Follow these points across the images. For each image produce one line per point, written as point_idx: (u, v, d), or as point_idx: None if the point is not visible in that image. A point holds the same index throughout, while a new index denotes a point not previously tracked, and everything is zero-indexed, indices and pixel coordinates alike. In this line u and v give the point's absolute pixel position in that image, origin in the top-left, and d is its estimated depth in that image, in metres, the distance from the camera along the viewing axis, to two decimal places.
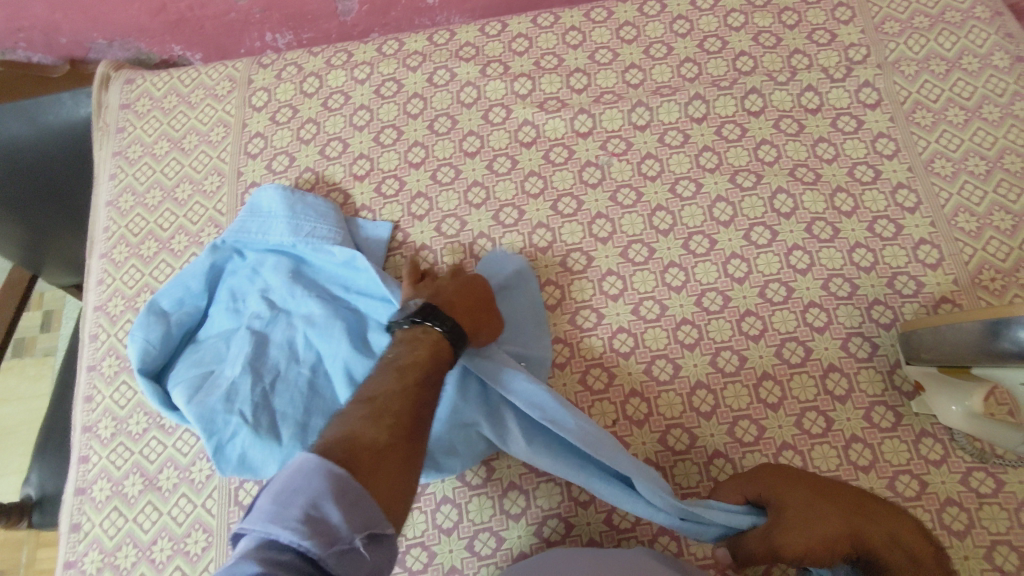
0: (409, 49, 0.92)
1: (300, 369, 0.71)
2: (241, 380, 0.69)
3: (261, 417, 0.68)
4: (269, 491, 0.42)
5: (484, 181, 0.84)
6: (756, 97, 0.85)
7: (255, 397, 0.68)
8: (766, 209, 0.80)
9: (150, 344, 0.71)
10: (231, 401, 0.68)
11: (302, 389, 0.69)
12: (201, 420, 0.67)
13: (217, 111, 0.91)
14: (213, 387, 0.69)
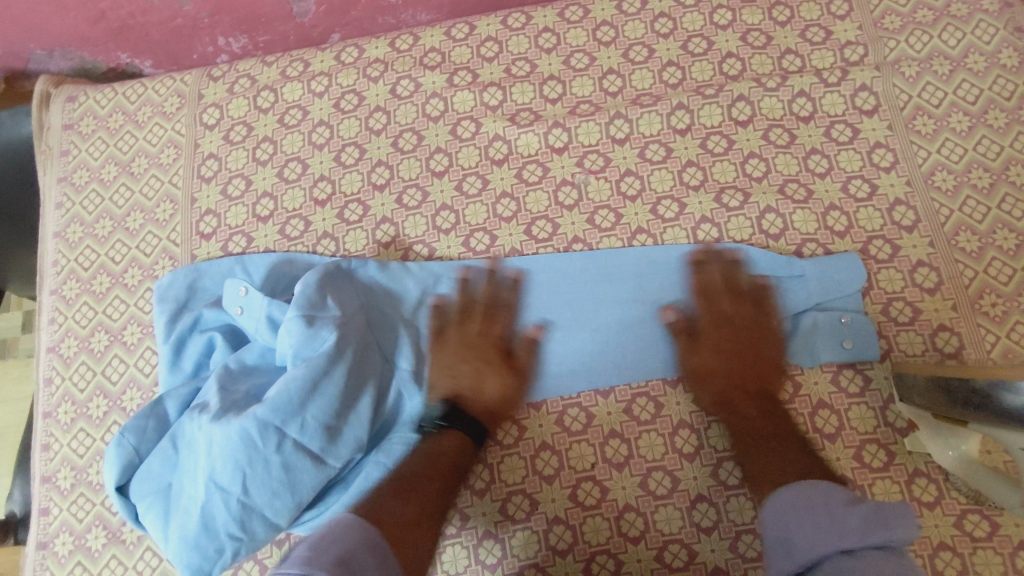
0: (370, 57, 0.85)
1: (271, 455, 0.61)
2: (210, 500, 0.60)
3: (252, 528, 0.61)
4: (309, 543, 0.49)
5: (453, 204, 0.79)
6: (744, 105, 0.79)
7: (234, 513, 0.60)
8: (754, 231, 0.75)
9: (134, 456, 0.66)
10: (209, 530, 0.60)
11: (282, 475, 0.61)
12: (192, 559, 0.60)
13: (167, 130, 0.85)
14: (183, 510, 0.61)
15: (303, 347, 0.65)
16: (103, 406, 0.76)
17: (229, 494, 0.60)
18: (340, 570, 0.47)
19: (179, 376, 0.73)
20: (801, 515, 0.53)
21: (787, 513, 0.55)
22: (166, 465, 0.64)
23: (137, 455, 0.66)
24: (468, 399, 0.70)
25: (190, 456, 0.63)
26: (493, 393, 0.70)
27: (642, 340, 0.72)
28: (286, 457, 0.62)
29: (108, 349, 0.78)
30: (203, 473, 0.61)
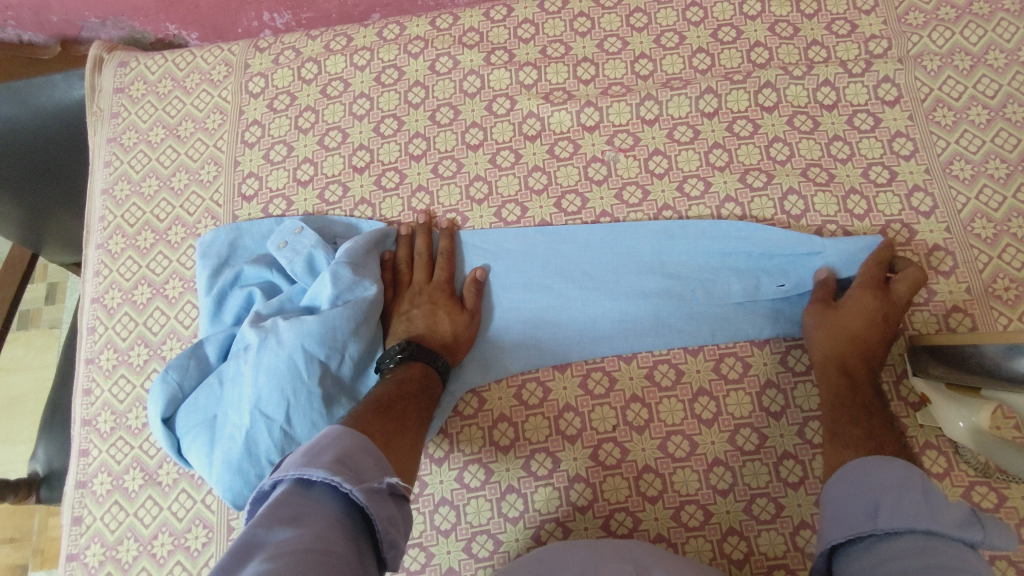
0: (411, 34, 0.89)
1: (313, 388, 0.66)
2: (254, 427, 0.65)
3: None
4: (300, 450, 0.47)
5: (486, 176, 0.82)
6: (770, 92, 0.82)
7: (276, 441, 0.64)
8: (776, 210, 0.78)
9: (177, 390, 0.69)
10: (252, 454, 0.64)
11: (321, 408, 0.66)
12: (235, 483, 0.64)
13: (213, 97, 0.88)
14: (228, 438, 0.65)
15: (344, 292, 0.70)
16: (144, 354, 0.79)
17: (273, 423, 0.65)
18: (341, 468, 0.45)
19: (220, 325, 0.76)
20: (894, 493, 0.54)
21: (870, 484, 0.57)
22: (211, 399, 0.69)
23: (180, 390, 0.70)
24: (427, 339, 0.72)
25: (234, 390, 0.67)
26: (447, 332, 0.72)
27: (660, 309, 0.74)
28: (325, 391, 0.67)
29: (151, 301, 0.81)
30: (248, 402, 0.65)
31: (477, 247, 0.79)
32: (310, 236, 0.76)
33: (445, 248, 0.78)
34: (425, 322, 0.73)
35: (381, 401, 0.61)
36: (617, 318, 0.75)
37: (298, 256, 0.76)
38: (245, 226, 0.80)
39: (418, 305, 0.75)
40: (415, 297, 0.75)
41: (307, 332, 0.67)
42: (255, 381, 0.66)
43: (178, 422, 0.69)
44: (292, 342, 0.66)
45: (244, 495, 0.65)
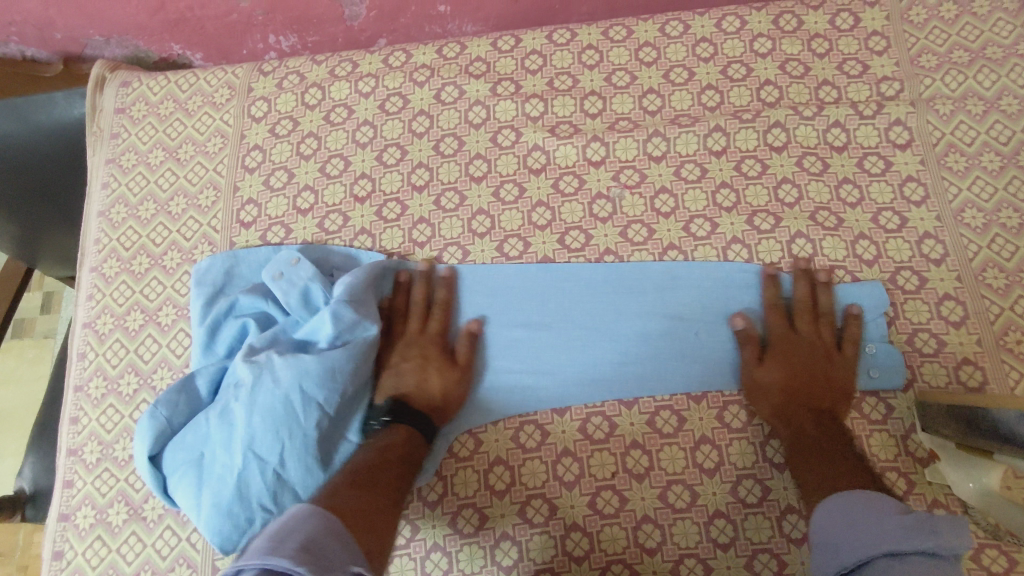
0: (417, 62, 0.88)
1: (309, 431, 0.64)
2: (247, 469, 0.63)
3: (282, 501, 0.64)
4: (266, 534, 0.46)
5: (489, 209, 0.81)
6: (780, 131, 0.81)
7: (269, 484, 0.63)
8: (783, 254, 0.76)
9: (166, 427, 0.67)
10: (243, 497, 0.63)
11: (315, 452, 0.65)
12: (223, 526, 0.63)
13: (215, 120, 0.87)
14: (217, 479, 0.64)
15: (343, 331, 0.69)
16: (133, 383, 0.77)
17: (265, 465, 0.63)
18: (305, 557, 0.43)
19: (213, 356, 0.74)
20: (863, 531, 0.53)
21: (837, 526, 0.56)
22: (200, 436, 0.67)
23: (169, 426, 0.67)
24: (414, 397, 0.70)
25: (225, 428, 0.66)
26: (438, 391, 0.71)
27: (662, 353, 0.73)
28: (321, 433, 0.65)
29: (143, 328, 0.79)
30: (241, 443, 0.64)
31: (470, 284, 0.77)
32: (307, 267, 0.75)
33: (443, 298, 0.76)
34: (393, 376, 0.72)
35: (362, 472, 0.60)
36: (618, 362, 0.73)
37: (293, 288, 0.74)
38: (242, 253, 0.79)
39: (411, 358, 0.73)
40: (407, 348, 0.74)
41: (304, 372, 0.65)
42: (248, 421, 0.64)
43: (165, 460, 0.66)
44: (290, 383, 0.65)
45: (232, 540, 0.63)
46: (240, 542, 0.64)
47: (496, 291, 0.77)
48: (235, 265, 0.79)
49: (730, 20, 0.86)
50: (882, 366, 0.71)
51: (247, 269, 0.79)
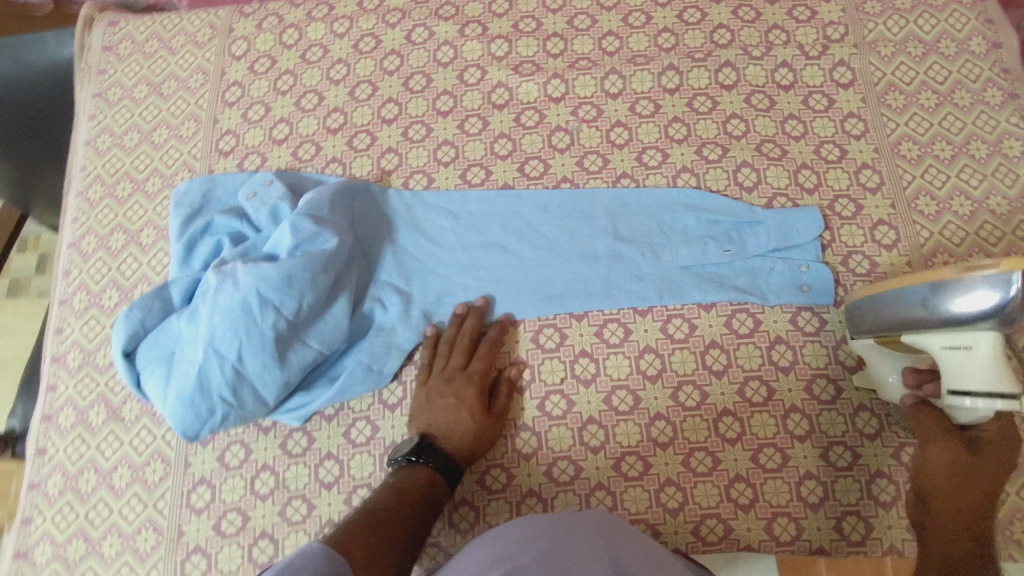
0: (390, 5, 0.92)
1: (266, 330, 0.68)
2: (207, 363, 0.67)
3: (242, 395, 0.68)
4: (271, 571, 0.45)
5: (454, 140, 0.85)
6: (730, 71, 0.85)
7: (228, 378, 0.67)
8: (729, 182, 0.81)
9: (140, 327, 0.71)
10: (204, 390, 0.67)
11: (272, 351, 0.68)
12: (186, 415, 0.67)
13: (197, 58, 0.92)
14: (181, 372, 0.67)
15: (304, 243, 0.72)
16: (114, 297, 0.82)
17: (225, 360, 0.67)
18: None
19: (188, 271, 0.78)
20: None
21: None
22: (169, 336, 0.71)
23: (143, 327, 0.71)
24: (447, 434, 0.70)
25: (189, 329, 0.69)
26: (469, 435, 0.70)
27: (610, 270, 0.78)
28: (278, 335, 0.69)
29: (125, 247, 0.84)
30: (203, 340, 0.68)
31: (432, 208, 0.82)
32: (278, 188, 0.79)
33: (494, 338, 0.75)
34: (452, 419, 0.70)
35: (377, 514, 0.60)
36: (569, 279, 0.78)
37: (264, 207, 0.78)
38: (219, 179, 0.84)
39: (446, 395, 0.72)
40: (443, 384, 0.73)
41: (263, 277, 0.69)
42: (211, 320, 0.68)
43: (138, 357, 0.71)
44: (248, 286, 0.68)
45: (194, 428, 0.67)
46: (203, 432, 0.68)
47: (457, 214, 0.82)
48: (212, 189, 0.83)
49: None
50: (814, 282, 0.76)
51: (222, 193, 0.83)
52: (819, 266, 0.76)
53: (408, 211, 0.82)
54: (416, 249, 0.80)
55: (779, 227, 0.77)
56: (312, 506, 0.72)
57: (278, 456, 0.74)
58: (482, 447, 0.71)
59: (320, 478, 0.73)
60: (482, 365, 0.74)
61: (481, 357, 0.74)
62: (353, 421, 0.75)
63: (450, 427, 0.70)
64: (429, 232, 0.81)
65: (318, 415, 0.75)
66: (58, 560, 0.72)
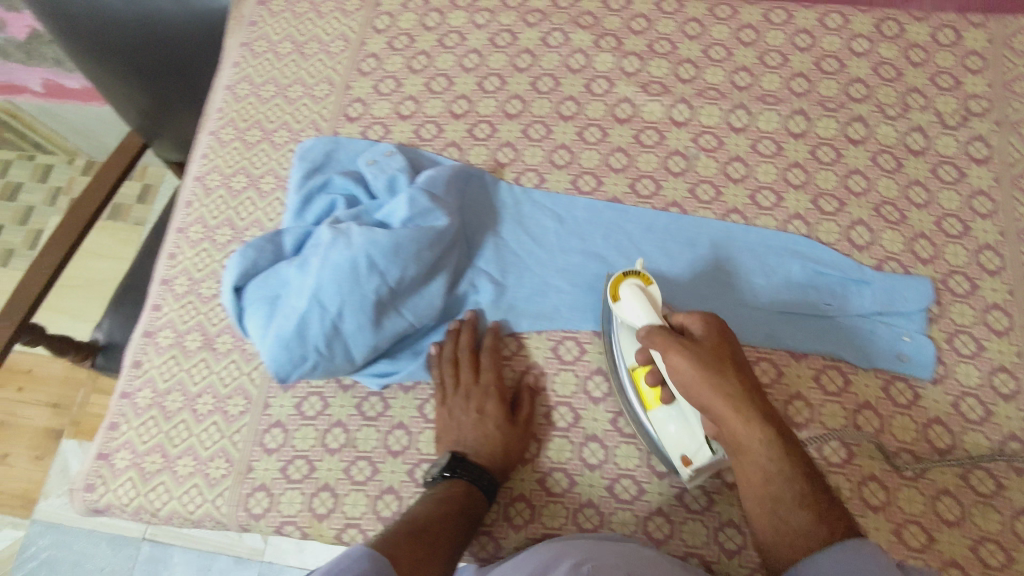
0: (531, 5, 0.94)
1: (369, 292, 0.70)
2: (309, 312, 0.69)
3: (335, 348, 0.70)
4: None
5: (571, 146, 0.87)
6: (860, 126, 0.84)
7: (326, 330, 0.70)
8: (841, 237, 0.80)
9: (252, 266, 0.74)
10: (302, 337, 0.69)
11: (370, 313, 0.71)
12: (281, 357, 0.69)
13: (342, 25, 0.96)
14: (284, 316, 0.70)
15: (417, 217, 0.75)
16: (228, 235, 0.86)
17: (326, 313, 0.70)
18: None
19: (299, 222, 0.81)
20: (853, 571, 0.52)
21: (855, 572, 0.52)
22: (276, 280, 0.73)
23: (254, 266, 0.74)
24: (478, 448, 0.70)
25: (297, 277, 0.72)
26: (496, 446, 0.71)
27: (705, 301, 0.78)
28: (379, 299, 0.71)
29: (245, 190, 0.88)
30: (310, 289, 0.70)
31: (540, 207, 0.84)
32: (398, 160, 0.82)
33: (489, 345, 0.77)
34: (480, 434, 0.71)
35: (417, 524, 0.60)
36: (664, 302, 0.78)
37: (383, 175, 0.81)
38: (342, 142, 0.87)
39: (465, 411, 0.73)
40: (459, 399, 0.74)
41: (376, 241, 0.71)
42: (320, 272, 0.71)
43: (244, 294, 0.74)
44: (361, 247, 0.71)
45: (286, 371, 0.70)
46: (291, 377, 0.70)
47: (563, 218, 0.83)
48: (334, 150, 0.86)
49: (833, 17, 0.90)
50: (914, 355, 0.74)
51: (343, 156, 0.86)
52: (922, 338, 0.74)
53: (516, 206, 0.84)
54: (518, 245, 0.82)
55: (886, 292, 0.76)
56: (376, 469, 0.74)
57: (352, 416, 0.76)
58: (512, 460, 0.71)
59: (389, 444, 0.75)
60: (490, 378, 0.75)
61: (487, 369, 0.75)
62: (430, 397, 0.77)
63: (480, 440, 0.71)
64: (533, 230, 0.83)
65: (397, 385, 0.77)
66: (134, 469, 0.76)
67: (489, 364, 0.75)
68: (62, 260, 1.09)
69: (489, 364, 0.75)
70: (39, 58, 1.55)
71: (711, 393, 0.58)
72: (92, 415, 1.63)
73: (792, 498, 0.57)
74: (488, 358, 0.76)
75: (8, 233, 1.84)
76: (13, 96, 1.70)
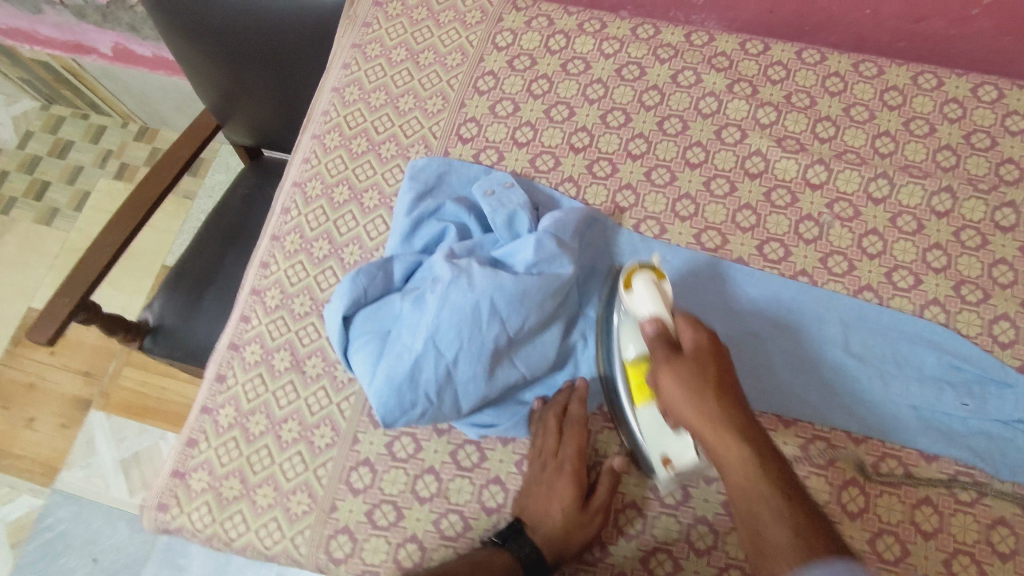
0: (663, 40, 0.90)
1: (488, 341, 0.66)
2: (424, 356, 0.65)
3: (445, 396, 0.66)
4: None
5: (696, 197, 0.82)
6: (1011, 212, 0.79)
7: (439, 376, 0.65)
8: (982, 331, 0.74)
9: (362, 295, 0.70)
10: (414, 381, 0.65)
11: (486, 362, 0.66)
12: (389, 400, 0.65)
13: (460, 37, 0.91)
14: (395, 356, 0.66)
15: (542, 263, 0.70)
16: (325, 250, 0.81)
17: (442, 358, 0.65)
18: None
19: (407, 248, 0.77)
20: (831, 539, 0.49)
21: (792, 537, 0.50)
22: (388, 315, 0.69)
23: (364, 296, 0.70)
24: (540, 524, 0.66)
25: (410, 315, 0.68)
26: (561, 530, 0.65)
27: (830, 383, 0.73)
28: (496, 347, 0.67)
29: (346, 204, 0.84)
30: (425, 331, 0.66)
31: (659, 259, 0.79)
32: (519, 195, 0.77)
33: (579, 416, 0.70)
34: (543, 509, 0.67)
35: None
36: (786, 380, 0.73)
37: (502, 210, 0.76)
38: (454, 165, 0.82)
39: (539, 482, 0.68)
40: (537, 467, 0.69)
41: (501, 287, 0.67)
42: (438, 314, 0.66)
43: (353, 325, 0.70)
44: (484, 291, 0.66)
45: (393, 415, 0.65)
46: (397, 421, 0.66)
47: (681, 275, 0.78)
48: (444, 172, 0.82)
49: (987, 89, 0.84)
50: None
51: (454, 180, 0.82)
52: None
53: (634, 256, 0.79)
54: None
55: None
56: (468, 526, 0.69)
57: (446, 463, 0.72)
58: (573, 548, 0.66)
59: (482, 500, 0.70)
60: (573, 456, 0.68)
61: (570, 445, 0.68)
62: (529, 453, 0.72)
63: (540, 514, 0.67)
64: None
65: (495, 436, 0.73)
66: (211, 493, 0.72)
67: (574, 440, 0.69)
68: (128, 238, 1.02)
69: (573, 439, 0.69)
70: (115, 22, 1.47)
71: (694, 415, 0.56)
72: (122, 388, 1.52)
73: (750, 480, 0.53)
74: (575, 432, 0.69)
75: (55, 191, 1.78)
76: (78, 55, 1.63)
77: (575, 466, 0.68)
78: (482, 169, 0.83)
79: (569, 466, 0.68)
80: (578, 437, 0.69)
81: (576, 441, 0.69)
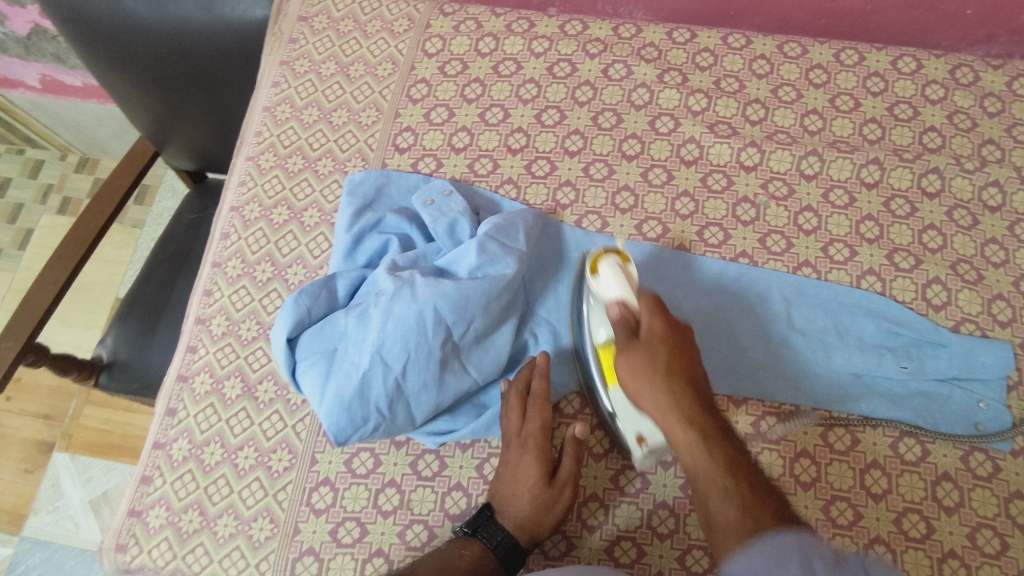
0: (592, 35, 0.91)
1: (435, 349, 0.66)
2: (372, 371, 0.65)
3: (397, 409, 0.66)
4: None
5: (634, 187, 0.83)
6: (936, 178, 0.81)
7: (389, 389, 0.65)
8: (917, 296, 0.77)
9: (306, 315, 0.69)
10: (364, 397, 0.65)
11: (436, 371, 0.67)
12: (341, 419, 0.65)
13: (389, 47, 0.91)
14: (344, 373, 0.66)
15: (485, 266, 0.70)
16: (268, 272, 0.81)
17: (390, 371, 0.65)
18: None
19: (350, 264, 0.76)
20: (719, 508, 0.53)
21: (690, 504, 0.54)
22: (333, 333, 0.69)
23: (308, 316, 0.70)
24: (510, 507, 0.67)
25: (356, 331, 0.68)
26: (529, 513, 0.66)
27: (776, 360, 0.75)
28: (444, 355, 0.67)
29: (286, 224, 0.83)
30: (371, 345, 0.66)
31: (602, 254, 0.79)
32: (458, 202, 0.77)
33: (541, 393, 0.70)
34: (512, 491, 0.67)
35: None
36: (732, 360, 0.75)
37: (442, 218, 0.76)
38: (395, 176, 0.82)
39: (506, 464, 0.69)
40: (506, 449, 0.70)
41: (443, 294, 0.67)
42: (383, 327, 0.66)
43: (299, 346, 0.69)
44: (427, 300, 0.66)
45: (346, 434, 0.65)
46: (351, 438, 0.66)
47: None
48: (383, 184, 0.81)
49: (906, 61, 0.87)
50: (989, 420, 0.71)
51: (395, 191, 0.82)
52: (999, 406, 0.72)
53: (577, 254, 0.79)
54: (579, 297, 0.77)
55: (965, 356, 0.73)
56: (433, 535, 0.69)
57: (406, 475, 0.72)
58: (544, 528, 0.67)
59: (445, 507, 0.70)
60: (538, 432, 0.69)
61: (535, 422, 0.69)
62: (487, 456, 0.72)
63: (509, 498, 0.67)
64: None
65: (453, 442, 0.73)
66: (170, 528, 0.71)
67: (539, 417, 0.69)
68: (69, 274, 0.99)
69: (539, 417, 0.69)
70: (38, 53, 1.43)
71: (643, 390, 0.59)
72: (84, 426, 1.49)
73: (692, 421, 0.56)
74: (539, 409, 0.70)
75: None
76: (5, 90, 1.58)
77: (541, 443, 0.69)
78: (420, 179, 0.83)
79: (534, 445, 0.68)
80: (542, 413, 0.70)
81: (541, 419, 0.69)
